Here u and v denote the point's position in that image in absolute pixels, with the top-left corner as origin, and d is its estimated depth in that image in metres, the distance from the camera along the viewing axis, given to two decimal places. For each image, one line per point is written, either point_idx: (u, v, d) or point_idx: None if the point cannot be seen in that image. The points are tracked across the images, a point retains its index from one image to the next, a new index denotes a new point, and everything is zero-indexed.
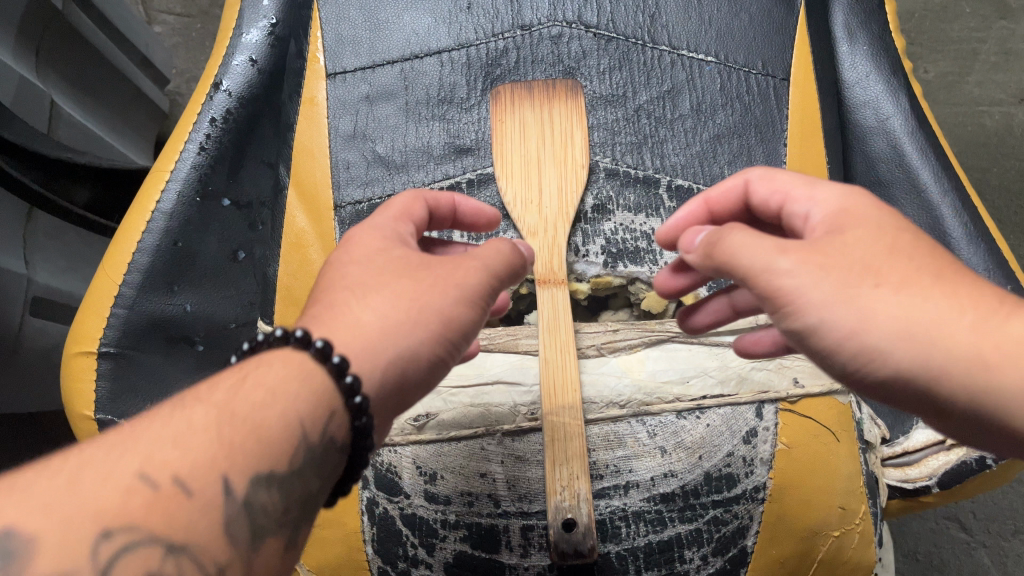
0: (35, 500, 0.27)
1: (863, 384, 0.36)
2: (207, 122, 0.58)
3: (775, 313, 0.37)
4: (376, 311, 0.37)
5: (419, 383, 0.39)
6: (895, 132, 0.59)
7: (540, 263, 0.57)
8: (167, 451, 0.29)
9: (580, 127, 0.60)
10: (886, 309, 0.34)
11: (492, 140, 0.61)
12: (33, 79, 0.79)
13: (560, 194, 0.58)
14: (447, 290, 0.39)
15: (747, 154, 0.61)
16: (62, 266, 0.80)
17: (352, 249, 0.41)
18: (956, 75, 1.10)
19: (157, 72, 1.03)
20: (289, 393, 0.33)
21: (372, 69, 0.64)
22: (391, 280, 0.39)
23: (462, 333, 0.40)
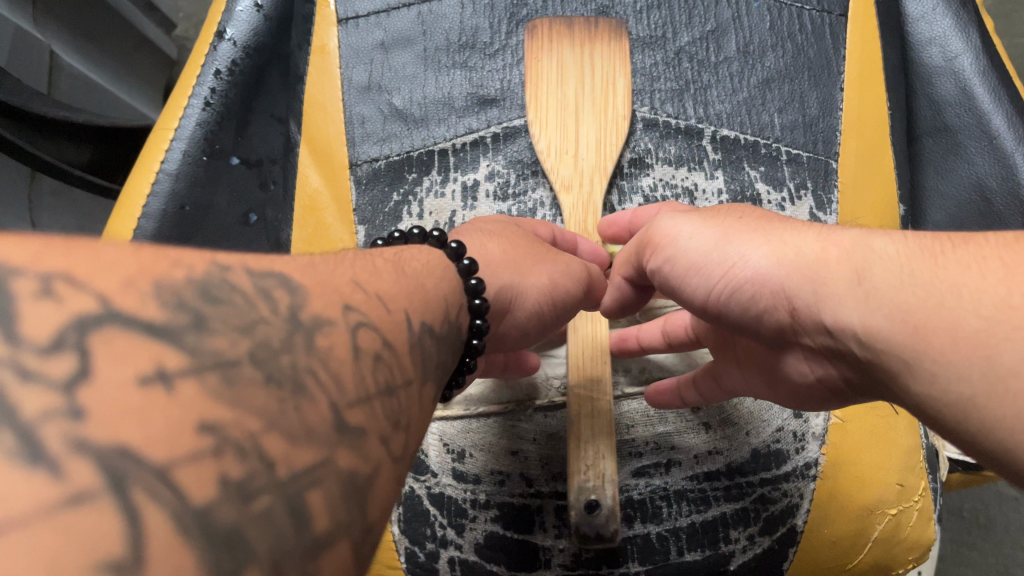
0: (294, 267, 0.23)
1: (737, 305, 0.35)
2: (211, 75, 0.52)
3: (657, 263, 0.39)
4: (503, 253, 0.38)
5: (511, 331, 0.39)
6: (964, 73, 0.52)
7: (573, 222, 0.52)
8: (366, 275, 0.26)
9: (622, 75, 0.55)
10: (738, 228, 0.35)
11: (526, 83, 0.56)
12: (31, 29, 0.74)
13: (598, 147, 0.54)
14: (554, 261, 0.40)
15: (799, 100, 0.56)
16: (72, 223, 0.77)
17: (482, 220, 0.43)
18: (1015, 3, 1.02)
19: (162, 16, 0.98)
20: (442, 271, 0.32)
21: (386, 13, 0.59)
22: (513, 240, 0.40)
23: (560, 309, 0.41)
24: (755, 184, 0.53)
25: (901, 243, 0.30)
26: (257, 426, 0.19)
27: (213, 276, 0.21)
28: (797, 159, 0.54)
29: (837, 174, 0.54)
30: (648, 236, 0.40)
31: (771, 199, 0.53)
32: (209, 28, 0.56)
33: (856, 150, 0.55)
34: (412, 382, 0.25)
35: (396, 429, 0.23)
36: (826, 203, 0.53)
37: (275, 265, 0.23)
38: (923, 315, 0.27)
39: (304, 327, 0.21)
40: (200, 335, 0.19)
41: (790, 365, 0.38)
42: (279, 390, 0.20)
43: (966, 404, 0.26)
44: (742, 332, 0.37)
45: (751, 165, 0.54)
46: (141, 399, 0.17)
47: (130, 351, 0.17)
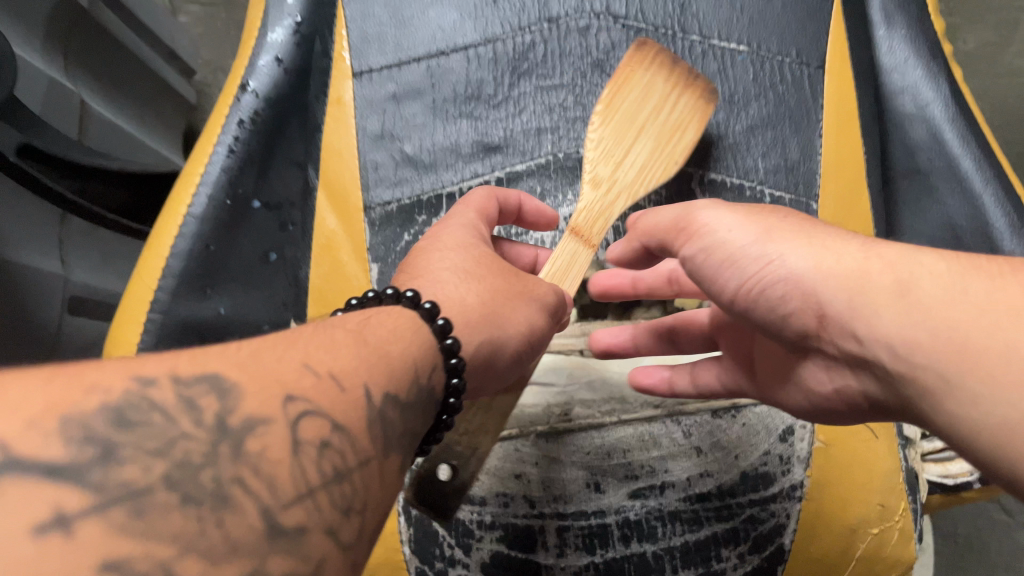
0: (230, 363, 0.26)
1: (766, 301, 0.39)
2: (235, 124, 0.57)
3: (693, 253, 0.42)
4: (480, 301, 0.40)
5: (496, 373, 0.41)
6: (934, 120, 0.57)
7: (581, 215, 0.53)
8: (324, 354, 0.29)
9: (693, 126, 0.57)
10: (780, 226, 0.39)
11: (613, 82, 0.57)
12: (63, 80, 0.78)
13: (640, 171, 0.56)
14: (524, 299, 0.43)
15: (781, 146, 0.60)
16: (99, 263, 0.81)
17: (451, 234, 0.46)
18: (997, 46, 1.06)
19: (183, 64, 1.04)
20: (410, 334, 0.34)
21: (398, 68, 0.63)
22: (484, 277, 0.42)
23: (532, 347, 0.43)
24: None
25: (950, 261, 0.34)
26: (166, 553, 0.21)
27: (133, 398, 0.24)
28: (780, 200, 0.58)
29: (818, 215, 0.58)
30: (684, 221, 0.42)
31: None
32: (232, 81, 0.62)
33: (836, 193, 0.59)
34: (368, 460, 0.28)
35: (346, 517, 0.26)
36: None
37: (207, 367, 0.26)
38: (970, 332, 0.31)
39: (232, 434, 0.24)
40: (107, 469, 0.22)
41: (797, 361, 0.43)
42: (197, 509, 0.22)
43: (1009, 424, 0.29)
44: (766, 330, 0.41)
45: None
46: (41, 545, 0.19)
47: (24, 503, 0.20)
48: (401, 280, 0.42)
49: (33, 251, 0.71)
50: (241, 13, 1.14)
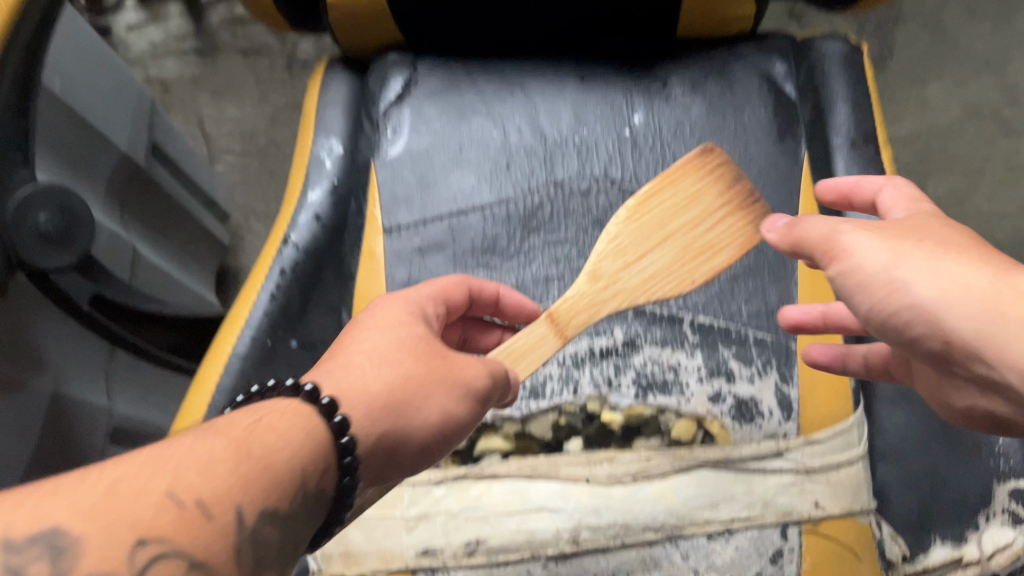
0: (80, 508, 0.29)
1: (898, 324, 0.44)
2: (277, 274, 0.66)
3: (831, 272, 0.46)
4: (384, 392, 0.44)
5: (405, 461, 0.45)
6: None
7: (572, 300, 0.64)
8: (191, 474, 0.32)
9: (728, 252, 0.66)
10: (909, 259, 0.43)
11: (659, 187, 0.67)
12: (121, 232, 0.86)
13: (646, 276, 0.65)
14: (437, 387, 0.47)
15: (761, 293, 0.67)
16: (144, 395, 0.88)
17: (385, 318, 0.51)
18: (968, 189, 1.15)
19: (222, 210, 1.15)
20: (298, 434, 0.38)
21: (423, 224, 0.71)
22: (399, 361, 0.46)
23: (444, 433, 0.47)
24: (729, 362, 0.65)
25: None
26: None
27: None
28: (762, 341, 0.65)
29: (797, 354, 0.65)
30: (829, 243, 0.46)
31: (742, 374, 0.64)
32: (274, 234, 0.70)
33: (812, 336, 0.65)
34: None
35: None
36: (789, 376, 0.64)
37: (53, 520, 0.29)
38: None
39: None
40: None
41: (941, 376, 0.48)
42: None
43: None
44: (900, 345, 0.45)
45: (724, 346, 0.65)
46: None
47: None
48: (326, 359, 0.47)
49: (90, 387, 0.77)
50: (274, 161, 1.26)
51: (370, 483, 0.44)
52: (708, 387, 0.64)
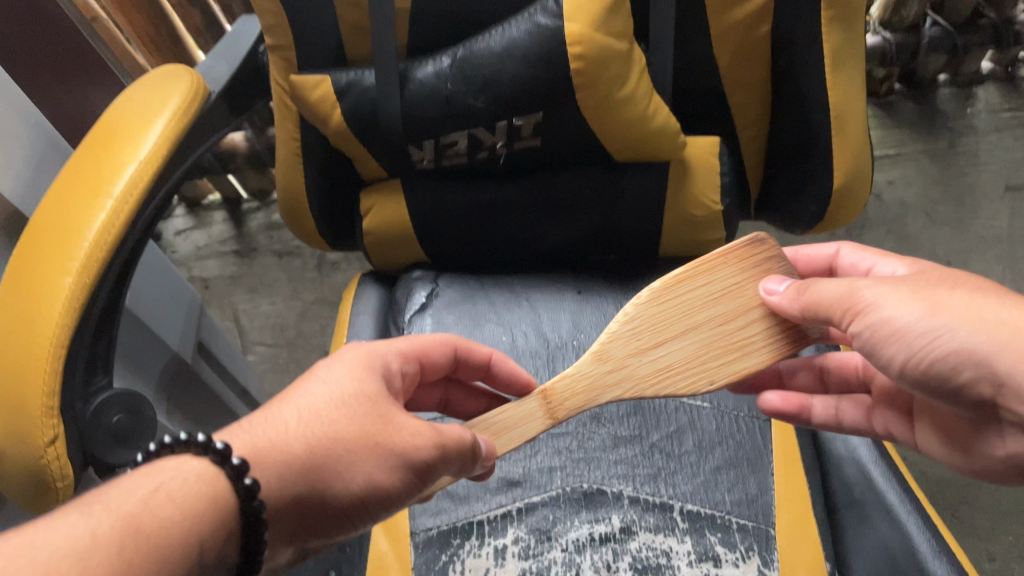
0: None
1: (936, 368, 0.48)
2: None
3: (859, 326, 0.50)
4: (303, 452, 0.46)
5: (322, 521, 0.47)
6: (862, 460, 0.75)
7: (566, 380, 0.60)
8: (66, 564, 0.34)
9: (756, 353, 0.59)
10: (939, 303, 0.48)
11: (701, 269, 0.60)
12: (165, 421, 0.95)
13: (656, 366, 0.60)
14: (370, 449, 0.48)
15: (742, 482, 0.75)
16: None
17: (339, 376, 0.52)
18: None
19: (252, 397, 1.25)
20: (195, 499, 0.40)
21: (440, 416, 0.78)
22: (330, 421, 0.48)
23: (371, 500, 0.48)
24: (715, 547, 0.71)
25: None
26: None
27: None
28: (744, 526, 0.72)
29: (776, 538, 0.71)
30: (848, 299, 0.51)
31: (728, 558, 0.70)
32: None
33: (789, 522, 0.71)
34: None
35: None
36: (770, 560, 0.69)
37: None
38: None
39: None
40: None
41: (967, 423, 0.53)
42: None
43: None
44: (940, 393, 0.49)
45: (711, 532, 0.72)
46: None
47: None
48: (273, 404, 0.50)
49: None
50: (301, 351, 1.37)
51: (293, 540, 0.47)
52: (697, 569, 0.69)
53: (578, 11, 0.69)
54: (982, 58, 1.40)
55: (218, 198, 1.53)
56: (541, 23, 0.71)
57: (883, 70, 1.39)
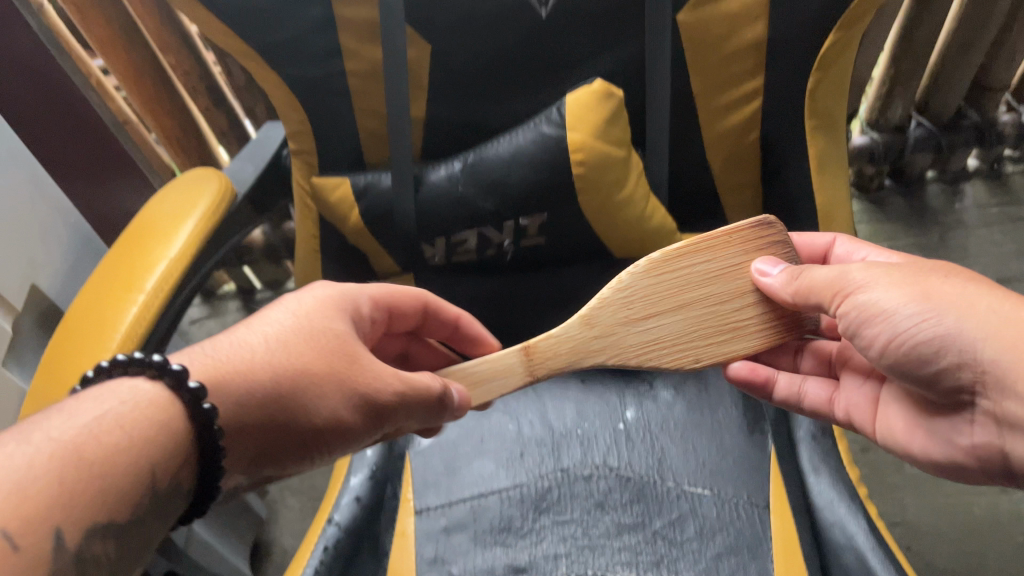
0: None
1: (916, 350, 0.52)
2: (319, 549, 0.73)
3: (848, 307, 0.54)
4: (267, 380, 0.49)
5: (283, 449, 0.50)
6: (861, 547, 0.69)
7: (551, 340, 0.63)
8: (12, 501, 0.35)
9: (746, 337, 0.62)
10: (924, 289, 0.52)
11: (699, 247, 0.61)
12: None
13: (644, 340, 0.62)
14: (333, 384, 0.51)
15: (745, 571, 0.74)
16: None
17: (310, 312, 0.54)
18: None
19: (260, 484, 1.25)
20: (149, 423, 0.43)
21: (449, 506, 0.83)
22: (294, 353, 0.51)
23: (332, 432, 0.52)
24: None
25: None
26: None
27: None
28: None
29: None
30: (841, 282, 0.55)
31: None
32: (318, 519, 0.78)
33: None
34: None
35: None
36: None
37: None
38: None
39: None
40: None
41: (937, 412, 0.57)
42: None
43: None
44: (919, 374, 0.54)
45: None
46: None
47: None
48: (240, 330, 0.52)
49: None
50: None
51: (254, 466, 0.50)
52: None
53: (579, 121, 0.74)
54: (967, 156, 1.47)
55: (232, 289, 1.58)
56: (545, 131, 0.76)
57: (872, 168, 1.45)
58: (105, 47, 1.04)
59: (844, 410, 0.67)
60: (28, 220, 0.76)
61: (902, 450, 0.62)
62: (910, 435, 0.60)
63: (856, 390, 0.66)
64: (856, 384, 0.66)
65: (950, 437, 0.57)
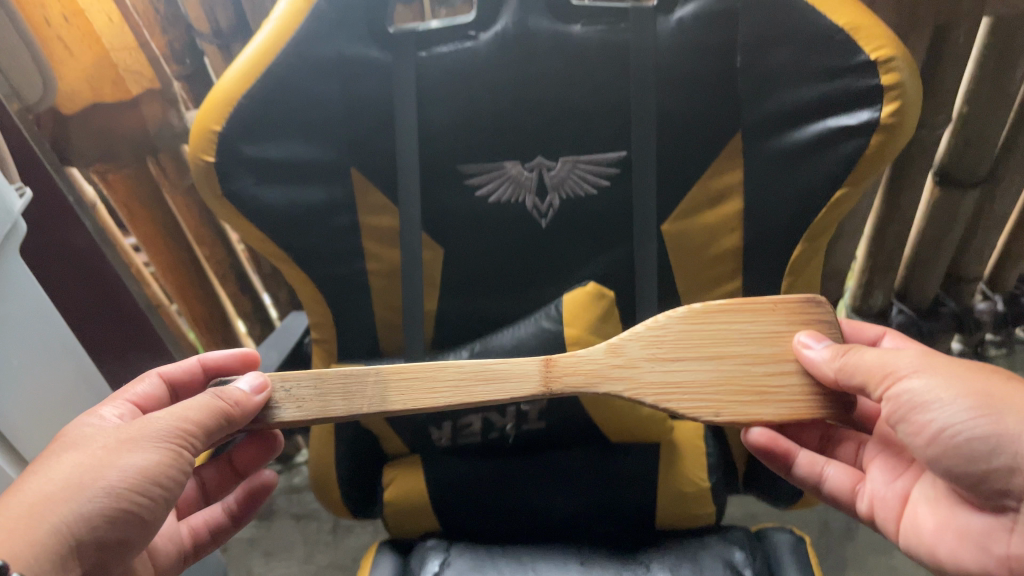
0: None
1: (969, 445, 0.57)
2: None
3: (900, 392, 0.60)
4: (49, 498, 0.55)
5: (100, 538, 0.57)
6: None
7: (573, 362, 0.68)
8: None
9: (774, 403, 0.67)
10: (976, 390, 0.58)
11: (740, 308, 0.70)
12: None
13: (668, 378, 0.68)
14: (113, 466, 0.58)
15: None
16: None
17: (63, 444, 0.60)
18: None
19: None
20: None
21: None
22: (62, 469, 0.57)
23: (138, 490, 0.58)
24: None
25: None
26: None
27: None
28: None
29: None
30: (892, 369, 0.61)
31: None
32: None
33: None
34: None
35: None
36: None
37: None
38: None
39: None
40: None
41: (974, 519, 0.61)
42: None
43: None
44: (967, 469, 0.58)
45: None
46: None
47: None
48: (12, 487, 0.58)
49: None
50: None
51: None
52: None
53: (574, 318, 0.82)
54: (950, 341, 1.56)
55: None
56: (544, 326, 0.84)
57: None
58: (149, 242, 1.16)
59: (868, 499, 0.73)
60: (62, 401, 0.82)
61: (922, 548, 0.66)
62: (939, 535, 0.64)
63: (880, 483, 0.72)
64: (882, 480, 0.72)
65: (982, 543, 0.60)
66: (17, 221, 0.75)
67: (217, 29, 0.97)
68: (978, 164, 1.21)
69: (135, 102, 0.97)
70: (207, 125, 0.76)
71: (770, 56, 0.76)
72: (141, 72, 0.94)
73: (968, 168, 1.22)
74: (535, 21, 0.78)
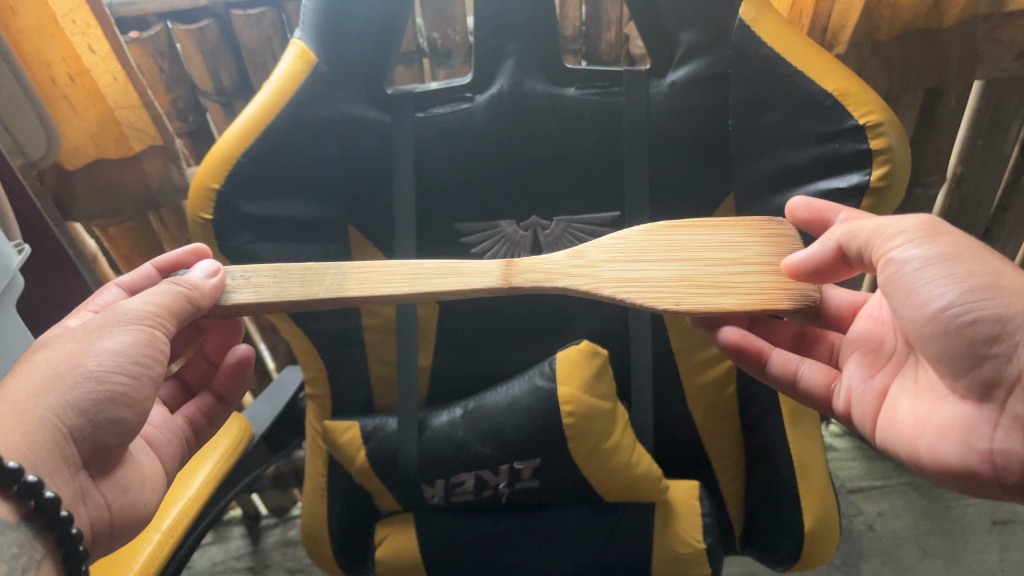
0: None
1: (962, 323, 0.54)
2: None
3: (899, 254, 0.59)
4: (30, 388, 0.55)
5: (86, 427, 0.57)
6: None
7: (532, 268, 0.67)
8: None
9: (734, 296, 0.65)
10: (984, 272, 0.54)
11: (704, 221, 0.69)
12: None
13: (629, 275, 0.67)
14: (89, 352, 0.58)
15: None
16: None
17: (42, 341, 0.61)
18: None
19: None
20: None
21: None
22: (40, 362, 0.57)
23: (117, 372, 0.58)
24: None
25: None
26: None
27: None
28: None
29: None
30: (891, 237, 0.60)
31: None
32: None
33: None
34: None
35: None
36: None
37: None
38: None
39: None
40: None
41: (955, 410, 0.57)
42: None
43: None
44: (958, 350, 0.54)
45: None
46: None
47: None
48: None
49: None
50: None
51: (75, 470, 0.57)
52: None
53: (568, 375, 0.83)
54: None
55: (239, 514, 1.60)
56: (538, 383, 0.85)
57: None
58: None
59: (843, 394, 0.70)
60: None
61: (897, 443, 0.62)
62: (914, 426, 0.60)
63: (857, 380, 0.69)
64: (859, 376, 0.69)
65: (963, 438, 0.55)
66: (15, 277, 0.75)
67: (220, 88, 1.00)
68: (974, 224, 1.21)
69: (137, 158, 0.98)
70: (207, 183, 0.76)
71: (760, 121, 0.76)
72: (144, 129, 0.95)
73: (964, 225, 1.22)
74: (529, 84, 0.80)
